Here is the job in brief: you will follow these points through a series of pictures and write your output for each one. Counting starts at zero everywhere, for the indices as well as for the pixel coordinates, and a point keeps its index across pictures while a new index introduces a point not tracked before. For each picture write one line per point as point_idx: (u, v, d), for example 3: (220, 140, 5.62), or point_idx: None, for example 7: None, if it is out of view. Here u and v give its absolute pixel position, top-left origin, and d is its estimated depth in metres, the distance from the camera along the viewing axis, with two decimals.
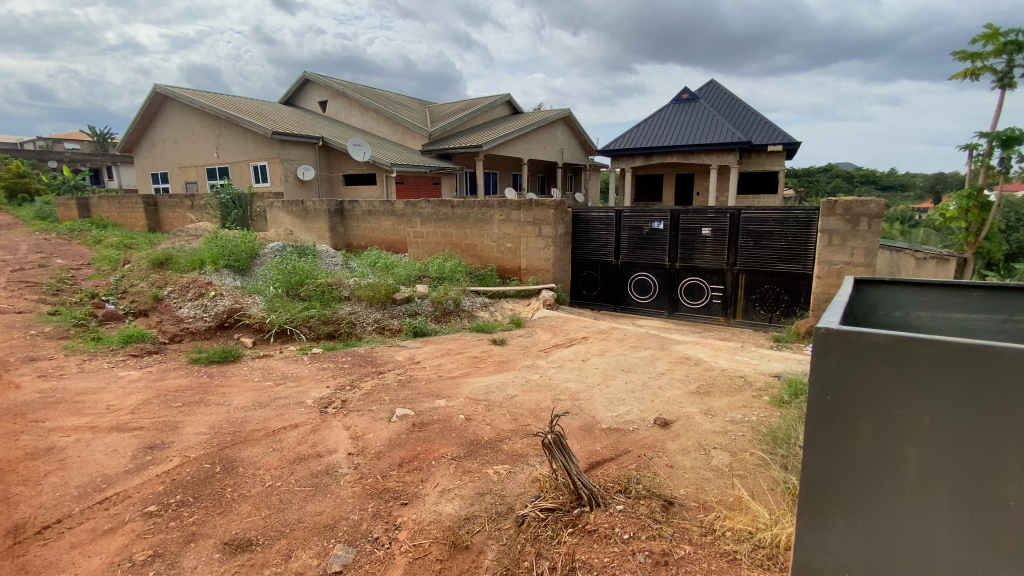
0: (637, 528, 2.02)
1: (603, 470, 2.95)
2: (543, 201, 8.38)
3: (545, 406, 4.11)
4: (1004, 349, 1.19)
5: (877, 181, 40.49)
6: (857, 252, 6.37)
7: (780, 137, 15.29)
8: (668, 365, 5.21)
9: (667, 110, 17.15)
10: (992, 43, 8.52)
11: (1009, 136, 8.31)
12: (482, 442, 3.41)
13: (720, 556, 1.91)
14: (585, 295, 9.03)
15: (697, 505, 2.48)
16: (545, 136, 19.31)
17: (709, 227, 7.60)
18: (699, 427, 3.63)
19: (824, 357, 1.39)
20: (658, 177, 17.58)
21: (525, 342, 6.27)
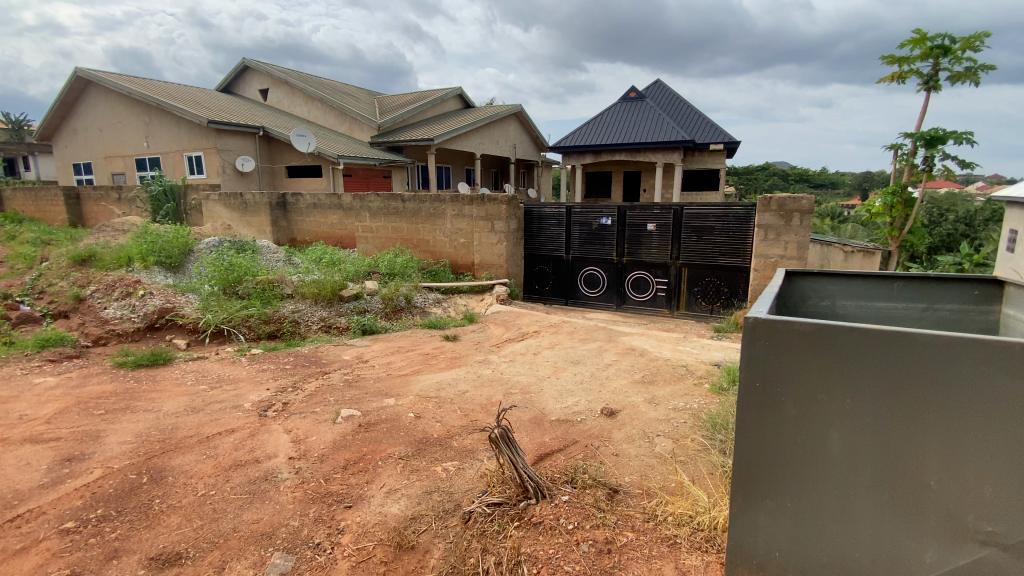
0: (582, 518, 2.04)
1: (551, 461, 2.98)
2: (495, 196, 8.35)
3: (496, 400, 4.11)
4: (913, 335, 1.26)
5: (809, 180, 43.21)
6: (790, 245, 6.75)
7: (721, 136, 15.96)
8: (616, 356, 5.34)
9: (616, 108, 17.50)
10: (920, 47, 9.15)
11: (933, 136, 8.99)
12: (431, 440, 3.36)
13: (661, 541, 1.95)
14: (537, 290, 9.09)
15: (641, 492, 2.55)
16: (497, 131, 19.24)
17: (654, 223, 7.83)
18: (644, 415, 3.73)
19: (753, 347, 1.45)
20: (608, 173, 17.93)
21: (477, 337, 6.23)
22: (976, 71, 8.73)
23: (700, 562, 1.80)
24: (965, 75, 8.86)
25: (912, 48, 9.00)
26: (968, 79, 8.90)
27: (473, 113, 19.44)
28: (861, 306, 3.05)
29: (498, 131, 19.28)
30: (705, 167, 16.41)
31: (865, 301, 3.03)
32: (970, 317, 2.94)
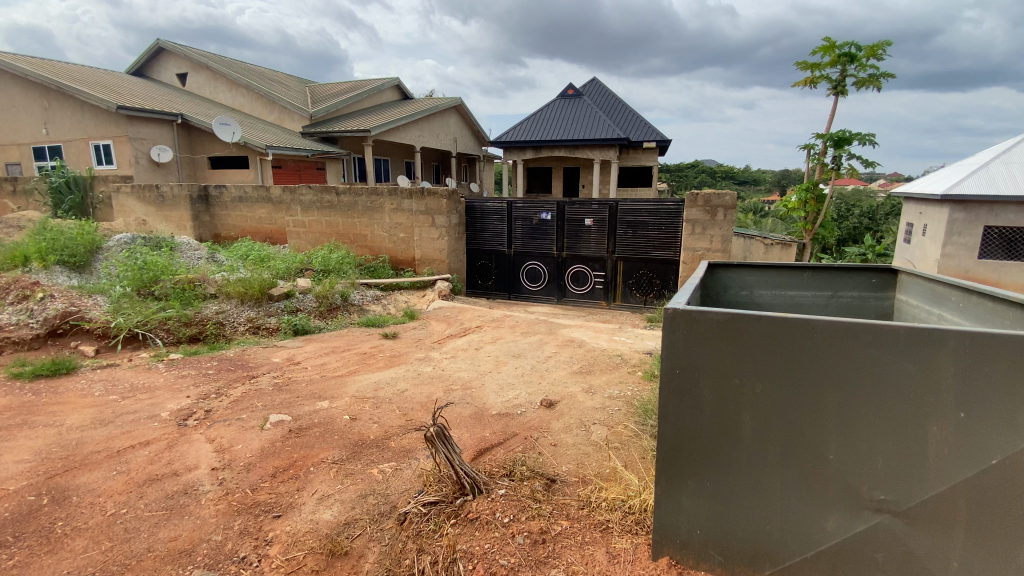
0: (518, 510, 2.06)
1: (490, 455, 2.98)
2: (434, 190, 8.19)
3: (436, 398, 4.06)
4: (811, 321, 1.37)
5: (734, 176, 45.99)
6: (715, 239, 7.15)
7: (654, 134, 16.61)
8: (556, 348, 5.43)
9: (554, 104, 17.73)
10: (829, 54, 9.92)
11: (841, 136, 9.80)
12: (368, 441, 3.26)
13: (594, 527, 2.01)
14: (480, 284, 9.07)
15: (578, 480, 2.61)
16: (437, 124, 18.92)
17: (591, 218, 8.02)
18: (581, 405, 3.83)
19: (673, 336, 1.53)
20: (547, 168, 18.15)
21: (417, 334, 6.13)
22: (877, 77, 9.60)
23: (628, 544, 1.84)
24: (869, 81, 9.73)
25: (823, 55, 9.73)
26: (870, 85, 9.78)
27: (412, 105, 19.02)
28: (777, 295, 3.41)
29: (438, 124, 18.96)
30: (639, 164, 16.98)
31: (780, 290, 3.38)
32: (869, 303, 3.33)
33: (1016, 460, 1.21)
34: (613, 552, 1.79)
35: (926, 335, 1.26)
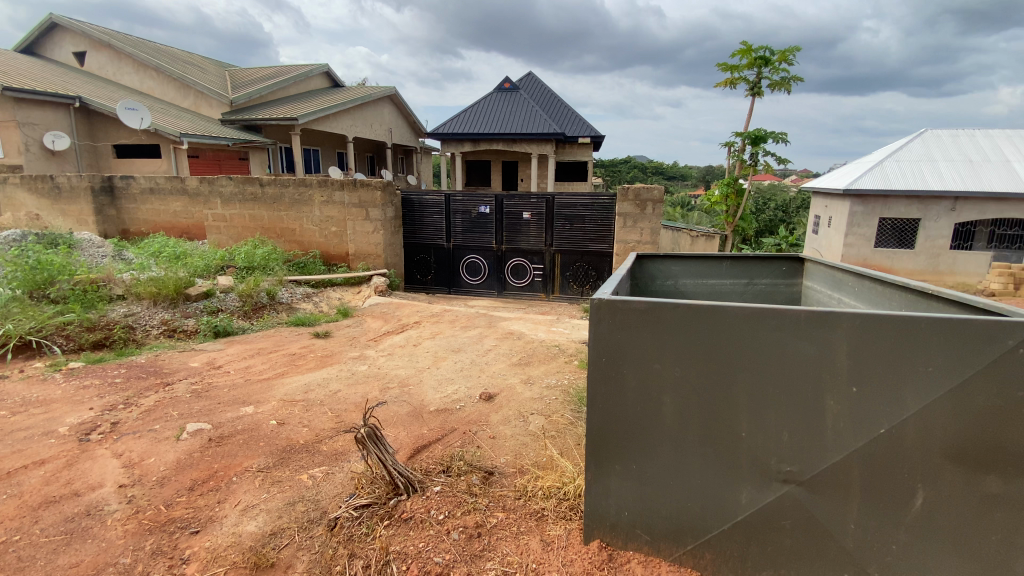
0: (454, 506, 2.04)
1: (428, 452, 2.93)
2: (368, 181, 7.90)
3: (372, 397, 3.94)
4: (723, 307, 1.46)
5: (664, 172, 48.16)
6: (645, 231, 7.44)
7: (588, 129, 17.00)
8: (495, 341, 5.44)
9: (491, 97, 17.65)
10: (746, 57, 10.58)
11: (756, 135, 10.50)
12: (298, 446, 3.11)
13: (530, 516, 2.03)
14: (419, 279, 8.90)
15: (515, 470, 2.63)
16: (370, 113, 18.27)
17: (529, 211, 8.08)
18: (519, 396, 3.86)
19: (599, 324, 1.59)
20: (485, 162, 18.08)
21: (352, 332, 5.91)
22: (788, 81, 10.37)
23: (562, 531, 1.88)
24: (780, 84, 10.48)
25: (741, 58, 10.34)
26: (781, 87, 10.55)
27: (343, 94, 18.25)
28: (698, 284, 3.59)
29: (371, 113, 18.32)
30: (574, 159, 17.28)
31: (701, 279, 3.56)
32: (780, 289, 3.61)
33: (899, 427, 1.34)
34: (547, 540, 1.81)
35: (821, 317, 1.37)
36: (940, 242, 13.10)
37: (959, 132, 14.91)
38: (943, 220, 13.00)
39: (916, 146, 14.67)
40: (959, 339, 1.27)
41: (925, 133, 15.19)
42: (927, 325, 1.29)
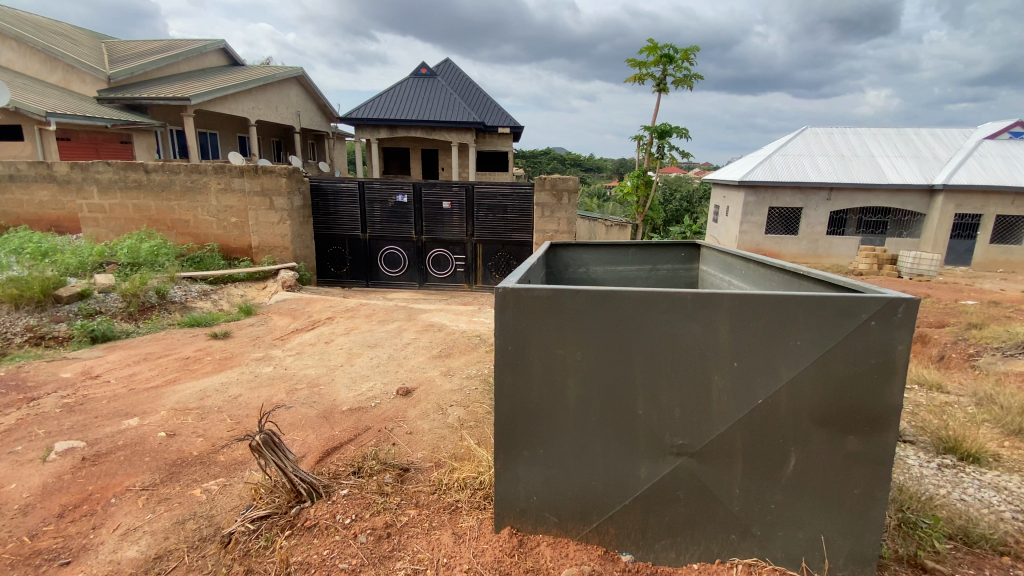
0: (362, 508, 1.97)
1: (339, 453, 2.78)
2: (271, 168, 7.35)
3: (279, 399, 3.68)
4: (620, 292, 1.50)
5: (581, 164, 49.61)
6: (563, 221, 7.61)
7: (507, 119, 17.02)
8: (415, 334, 5.31)
9: (406, 83, 17.08)
10: (653, 54, 11.09)
11: (663, 130, 11.08)
12: (191, 459, 2.83)
13: (444, 510, 2.00)
14: (333, 272, 8.45)
15: (432, 465, 2.57)
16: (275, 95, 16.98)
17: (448, 201, 7.94)
18: (438, 389, 3.80)
19: (504, 314, 1.58)
20: (403, 150, 17.51)
21: (256, 331, 5.49)
22: (690, 79, 11.02)
23: (474, 521, 1.87)
24: (683, 81, 11.12)
25: (648, 55, 10.82)
26: (684, 84, 11.20)
27: (243, 73, 16.80)
28: (609, 270, 3.80)
29: (276, 95, 17.03)
30: (494, 149, 17.24)
31: (611, 265, 3.78)
32: (681, 274, 3.86)
33: (774, 397, 1.46)
34: (458, 532, 1.80)
35: (707, 298, 1.45)
36: (818, 229, 14.69)
37: (833, 131, 16.75)
38: (821, 209, 14.59)
39: (798, 142, 16.30)
40: (822, 315, 1.41)
41: (806, 131, 16.91)
42: (797, 303, 1.41)
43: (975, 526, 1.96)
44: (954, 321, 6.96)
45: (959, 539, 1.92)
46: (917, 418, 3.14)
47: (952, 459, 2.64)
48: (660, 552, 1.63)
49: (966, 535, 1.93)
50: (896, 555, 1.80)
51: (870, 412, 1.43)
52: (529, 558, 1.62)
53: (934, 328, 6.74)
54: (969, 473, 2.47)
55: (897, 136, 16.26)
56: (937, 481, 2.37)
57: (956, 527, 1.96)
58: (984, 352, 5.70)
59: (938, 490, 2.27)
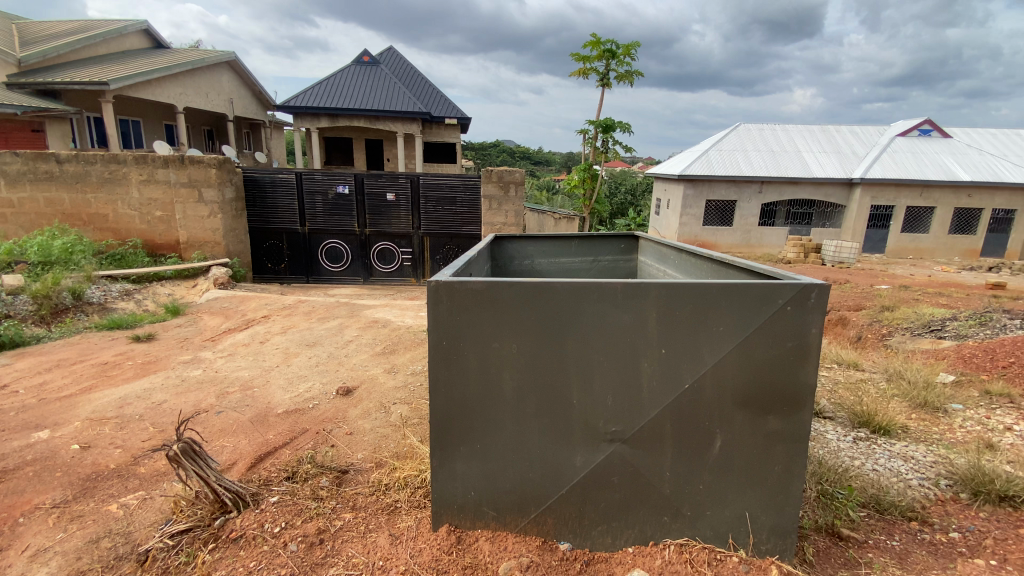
0: (293, 515, 1.89)
1: (273, 458, 2.63)
2: (199, 158, 6.85)
3: (208, 404, 3.44)
4: (553, 283, 1.50)
5: (530, 157, 49.89)
6: (510, 214, 7.60)
7: (454, 110, 16.77)
8: (357, 331, 5.13)
9: (347, 70, 16.44)
10: (595, 49, 11.24)
11: (607, 124, 11.27)
12: (107, 473, 2.60)
13: (382, 511, 1.94)
14: (271, 268, 8.02)
15: (373, 465, 2.49)
16: (205, 81, 15.87)
17: (393, 192, 7.71)
18: (381, 386, 3.69)
19: (438, 307, 1.53)
20: (346, 140, 16.88)
21: (184, 332, 5.12)
22: (631, 74, 11.25)
23: (412, 521, 1.83)
24: (625, 76, 11.36)
25: (591, 49, 10.94)
26: (626, 80, 11.43)
27: (168, 56, 15.59)
28: (553, 262, 3.83)
29: (206, 81, 15.91)
30: (442, 140, 16.96)
31: (555, 257, 3.81)
32: (621, 265, 3.95)
33: (700, 381, 1.51)
34: (395, 533, 1.75)
35: (636, 288, 1.48)
36: (750, 220, 15.51)
37: (764, 127, 17.70)
38: (754, 201, 15.40)
39: (733, 138, 17.11)
40: (743, 301, 1.46)
41: (739, 127, 17.78)
42: (719, 290, 1.46)
43: (885, 494, 2.12)
44: (869, 304, 7.55)
45: (872, 507, 2.08)
46: (836, 395, 3.38)
47: (865, 432, 2.85)
48: (597, 539, 1.65)
49: (877, 503, 2.09)
50: (815, 525, 1.91)
51: (788, 393, 1.51)
52: (467, 555, 1.60)
53: (852, 311, 7.29)
54: (880, 445, 2.68)
55: (820, 133, 17.40)
56: (853, 453, 2.55)
57: (869, 496, 2.12)
58: (894, 332, 6.23)
59: (854, 462, 2.44)
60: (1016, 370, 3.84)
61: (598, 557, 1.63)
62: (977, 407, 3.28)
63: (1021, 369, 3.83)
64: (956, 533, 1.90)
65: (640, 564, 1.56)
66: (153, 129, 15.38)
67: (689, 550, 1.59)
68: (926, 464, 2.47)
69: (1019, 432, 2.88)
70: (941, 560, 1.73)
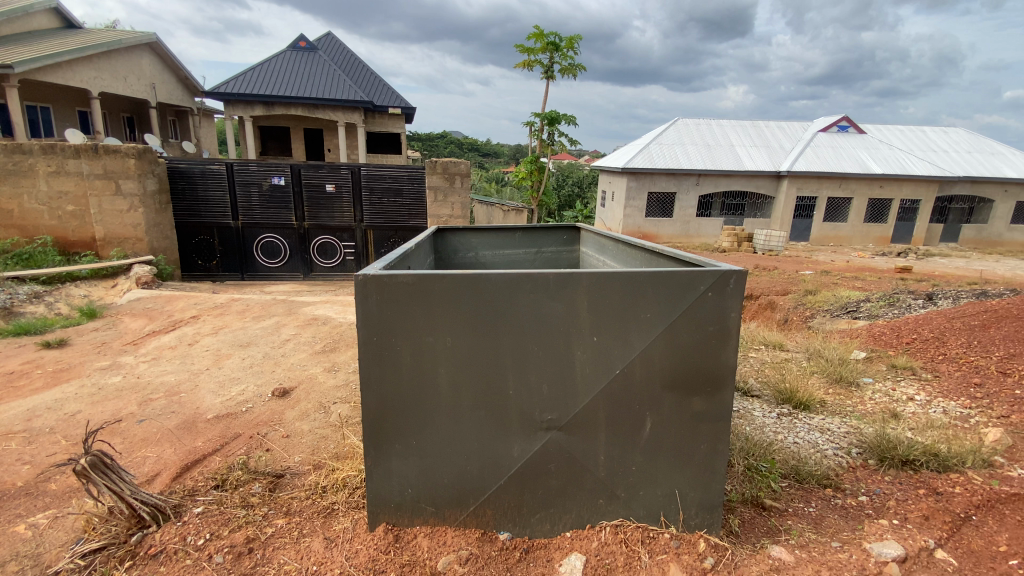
0: (220, 525, 1.79)
1: (201, 467, 2.45)
2: (115, 147, 6.29)
3: (128, 413, 3.17)
4: (485, 274, 1.49)
5: (477, 149, 49.61)
6: (456, 206, 7.50)
7: (397, 100, 16.33)
8: (295, 329, 4.90)
9: (282, 55, 15.59)
10: (539, 41, 11.23)
11: (552, 116, 11.35)
12: (10, 492, 2.34)
13: (317, 515, 1.87)
14: (201, 265, 7.52)
15: (311, 467, 2.37)
16: (123, 65, 14.56)
17: (332, 183, 7.40)
18: (321, 386, 3.54)
19: (367, 302, 1.49)
20: (282, 129, 16.05)
21: (100, 336, 4.70)
22: (575, 67, 11.37)
23: (348, 523, 1.78)
24: (568, 69, 11.44)
25: (535, 41, 10.90)
26: (570, 73, 11.54)
27: (79, 36, 14.22)
28: (496, 254, 3.82)
29: (125, 64, 14.61)
30: (386, 130, 16.44)
31: (498, 249, 3.81)
32: (564, 256, 3.99)
33: (630, 366, 1.55)
34: (330, 536, 1.70)
35: (567, 278, 1.49)
36: (689, 211, 16.17)
37: (700, 122, 18.45)
38: (692, 193, 16.05)
39: (672, 132, 17.74)
40: (668, 288, 1.51)
41: (678, 122, 18.45)
42: (646, 279, 1.51)
43: (804, 464, 2.27)
44: (794, 289, 8.07)
45: (792, 478, 2.22)
46: (762, 375, 3.59)
47: (788, 408, 3.05)
48: (536, 526, 1.67)
49: (797, 473, 2.23)
50: (741, 497, 2.02)
51: (712, 374, 1.58)
52: (405, 552, 1.57)
53: (780, 296, 7.77)
54: (801, 419, 2.87)
55: (751, 128, 18.36)
56: (777, 428, 2.72)
57: (790, 467, 2.26)
58: (816, 314, 6.69)
59: (777, 436, 2.60)
60: (917, 345, 4.23)
61: (537, 543, 1.65)
62: (885, 380, 3.59)
63: (922, 344, 4.22)
64: (864, 497, 2.07)
65: (578, 548, 1.60)
66: (64, 116, 13.84)
67: (624, 531, 1.64)
68: (840, 434, 2.68)
69: (920, 401, 3.18)
70: (851, 522, 1.87)
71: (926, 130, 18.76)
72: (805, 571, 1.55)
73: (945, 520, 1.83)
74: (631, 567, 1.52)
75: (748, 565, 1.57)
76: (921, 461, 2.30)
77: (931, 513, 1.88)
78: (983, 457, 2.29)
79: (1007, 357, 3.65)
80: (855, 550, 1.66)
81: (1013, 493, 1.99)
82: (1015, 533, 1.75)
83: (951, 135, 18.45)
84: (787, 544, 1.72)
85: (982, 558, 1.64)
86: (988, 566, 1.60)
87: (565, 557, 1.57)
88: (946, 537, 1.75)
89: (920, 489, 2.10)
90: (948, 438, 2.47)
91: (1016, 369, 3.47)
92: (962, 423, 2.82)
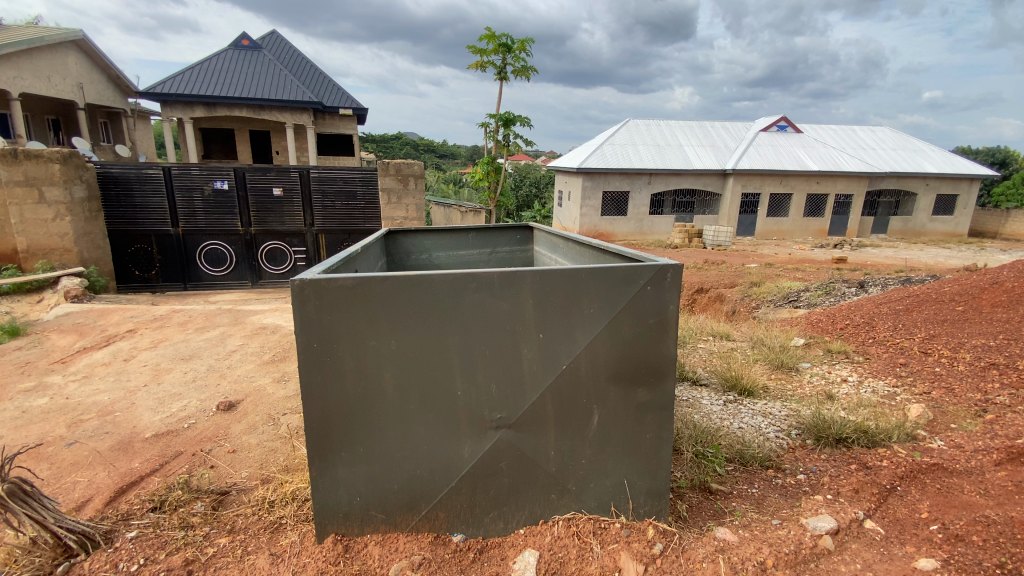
0: (156, 548, 1.70)
1: (137, 489, 2.30)
2: (37, 151, 5.84)
3: (54, 437, 2.92)
4: (428, 276, 1.48)
5: (432, 149, 49.34)
6: (410, 207, 7.46)
7: (349, 101, 15.93)
8: (242, 340, 4.69)
9: (223, 54, 14.86)
10: (492, 44, 11.14)
11: (507, 118, 11.36)
12: None
13: (264, 530, 1.80)
14: (138, 276, 7.08)
15: (259, 482, 2.26)
16: (46, 64, 13.54)
17: (279, 186, 7.11)
18: (270, 398, 3.37)
19: (305, 308, 1.45)
20: (225, 131, 15.31)
21: (24, 356, 4.32)
22: (527, 68, 11.34)
23: (296, 536, 1.73)
24: (521, 71, 11.42)
25: (488, 42, 10.78)
26: (524, 75, 11.50)
27: None
28: (449, 256, 3.83)
29: (47, 64, 13.57)
30: (337, 131, 16.01)
31: (452, 250, 3.81)
32: (518, 256, 4.01)
33: (576, 361, 1.58)
34: (276, 552, 1.64)
35: (511, 276, 1.50)
36: (642, 209, 16.65)
37: (649, 123, 19.06)
38: (644, 192, 16.50)
39: (622, 134, 18.18)
40: (610, 283, 1.55)
41: (628, 121, 18.98)
42: (588, 275, 1.54)
43: (748, 448, 2.36)
44: (741, 281, 8.40)
45: (737, 461, 2.31)
46: (709, 365, 3.74)
47: (733, 395, 3.18)
48: (489, 526, 1.67)
49: (741, 457, 2.32)
50: (690, 483, 2.09)
51: (654, 365, 1.63)
52: (354, 563, 1.54)
53: (728, 288, 8.06)
54: (745, 405, 3.01)
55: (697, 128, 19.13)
56: (723, 415, 2.82)
57: (734, 451, 2.35)
58: (759, 305, 7.00)
59: (723, 423, 2.70)
60: (850, 330, 4.51)
61: (491, 543, 1.65)
62: (822, 364, 3.82)
63: (854, 329, 4.51)
64: (802, 475, 2.19)
65: (532, 544, 1.61)
66: None
67: (576, 523, 1.67)
68: (781, 418, 2.82)
69: (852, 382, 3.40)
70: (790, 500, 1.97)
71: (856, 129, 20.02)
72: (748, 550, 1.62)
73: (873, 492, 1.96)
74: (583, 558, 1.54)
75: (694, 548, 1.62)
76: (852, 438, 2.45)
77: (861, 486, 2.01)
78: (907, 431, 2.45)
79: (927, 339, 3.95)
80: (794, 526, 1.75)
81: (931, 463, 2.16)
82: (934, 501, 1.89)
83: (877, 134, 19.76)
84: (732, 525, 1.79)
85: (906, 525, 1.77)
86: (911, 532, 1.72)
87: (520, 554, 1.57)
88: (874, 508, 1.87)
89: (852, 465, 2.24)
90: (876, 416, 2.64)
91: (935, 349, 3.75)
92: (889, 401, 3.03)
